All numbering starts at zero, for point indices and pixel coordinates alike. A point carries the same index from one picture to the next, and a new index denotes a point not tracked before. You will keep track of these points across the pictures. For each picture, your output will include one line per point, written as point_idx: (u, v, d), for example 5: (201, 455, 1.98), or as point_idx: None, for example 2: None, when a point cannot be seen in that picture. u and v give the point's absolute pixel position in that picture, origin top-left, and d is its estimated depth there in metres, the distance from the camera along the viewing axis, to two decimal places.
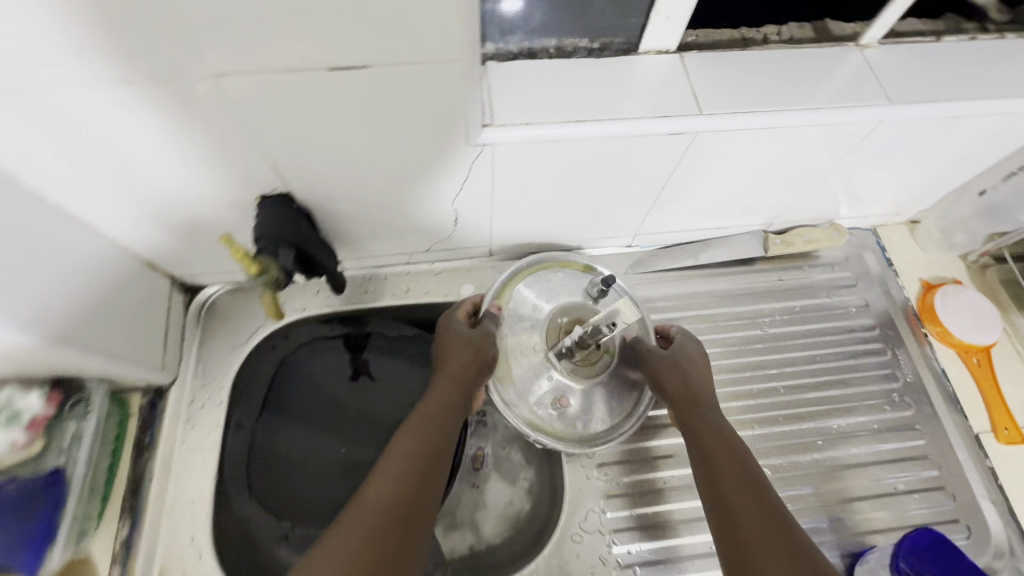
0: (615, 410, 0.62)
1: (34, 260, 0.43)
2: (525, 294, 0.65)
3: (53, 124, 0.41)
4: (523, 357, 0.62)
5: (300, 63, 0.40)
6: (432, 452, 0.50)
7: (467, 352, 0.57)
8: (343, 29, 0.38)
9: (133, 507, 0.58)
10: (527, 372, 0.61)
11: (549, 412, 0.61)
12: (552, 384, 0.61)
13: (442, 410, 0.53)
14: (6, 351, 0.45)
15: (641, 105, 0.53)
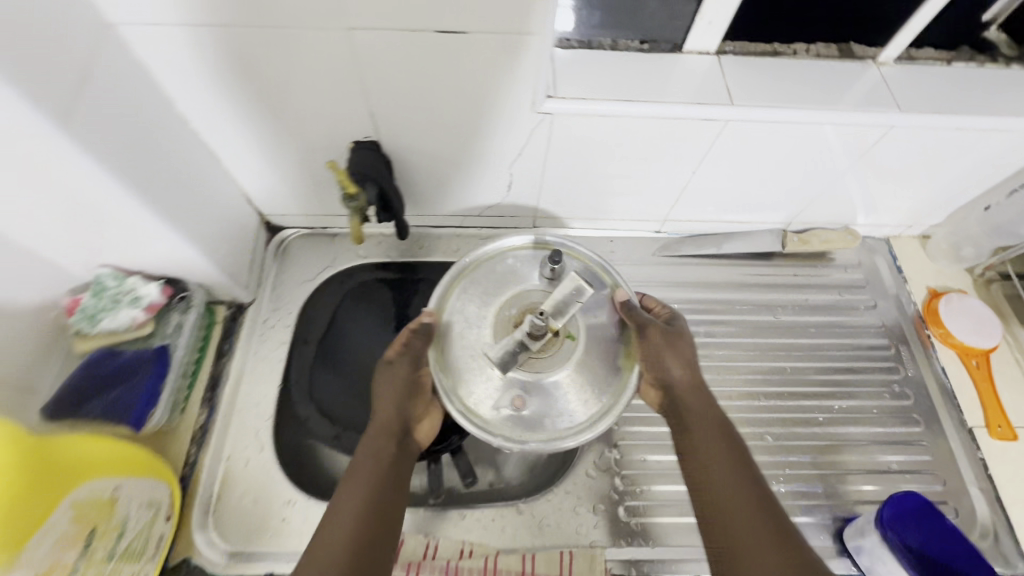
0: (590, 403, 0.55)
1: (169, 164, 0.55)
2: (471, 292, 0.60)
3: (214, 58, 0.52)
4: (472, 363, 0.56)
5: (412, 25, 0.50)
6: (376, 497, 0.52)
7: (398, 388, 0.58)
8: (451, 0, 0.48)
9: (210, 399, 0.68)
10: (476, 380, 0.55)
11: (506, 413, 0.54)
12: (504, 384, 0.55)
13: (381, 453, 0.55)
14: (139, 232, 0.55)
15: (682, 93, 0.62)
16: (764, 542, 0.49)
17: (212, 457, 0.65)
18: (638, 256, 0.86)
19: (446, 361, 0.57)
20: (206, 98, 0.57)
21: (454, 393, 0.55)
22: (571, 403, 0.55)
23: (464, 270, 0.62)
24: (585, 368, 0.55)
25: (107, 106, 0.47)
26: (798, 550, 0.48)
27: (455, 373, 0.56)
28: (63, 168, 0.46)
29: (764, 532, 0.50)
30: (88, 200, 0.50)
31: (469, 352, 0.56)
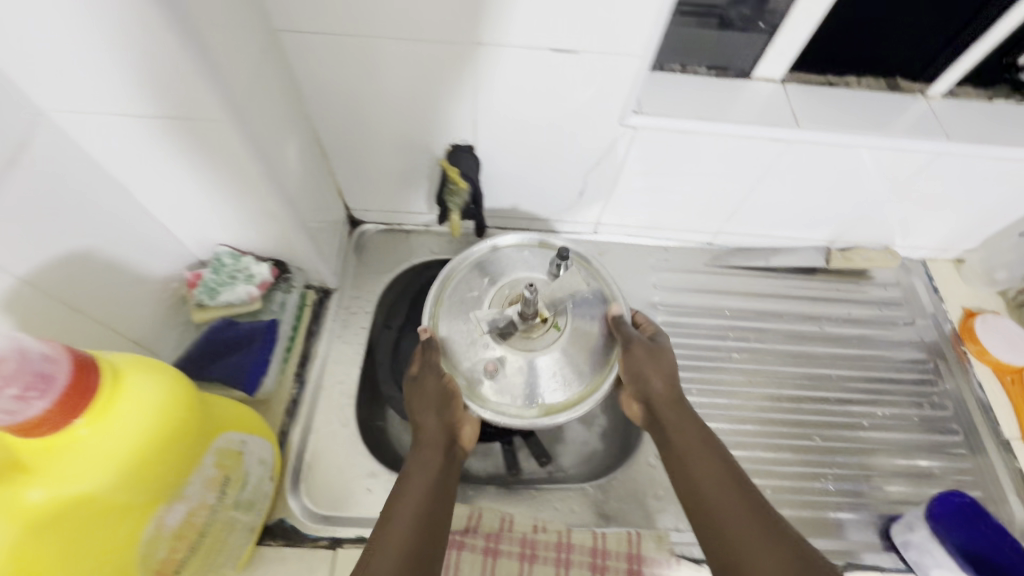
0: (557, 389, 0.65)
1: (294, 155, 0.61)
2: (481, 270, 0.72)
3: (348, 63, 0.59)
4: (465, 331, 0.67)
5: (529, 45, 0.56)
6: (431, 498, 0.58)
7: (431, 400, 0.64)
8: (569, 25, 0.54)
9: (300, 375, 0.73)
10: (466, 345, 0.66)
11: (480, 377, 0.65)
12: (489, 353, 0.65)
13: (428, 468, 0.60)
14: (265, 216, 0.61)
15: (753, 115, 0.69)
16: (748, 529, 0.53)
17: (302, 429, 0.70)
18: (691, 265, 0.91)
19: (445, 325, 0.68)
20: (330, 98, 0.63)
21: (449, 356, 0.67)
22: (539, 387, 0.65)
23: (472, 255, 0.73)
24: (559, 360, 0.65)
25: (267, 103, 0.54)
26: (780, 530, 0.53)
27: (450, 335, 0.67)
28: (227, 156, 0.52)
29: (745, 519, 0.54)
30: (234, 184, 0.55)
31: (466, 322, 0.68)
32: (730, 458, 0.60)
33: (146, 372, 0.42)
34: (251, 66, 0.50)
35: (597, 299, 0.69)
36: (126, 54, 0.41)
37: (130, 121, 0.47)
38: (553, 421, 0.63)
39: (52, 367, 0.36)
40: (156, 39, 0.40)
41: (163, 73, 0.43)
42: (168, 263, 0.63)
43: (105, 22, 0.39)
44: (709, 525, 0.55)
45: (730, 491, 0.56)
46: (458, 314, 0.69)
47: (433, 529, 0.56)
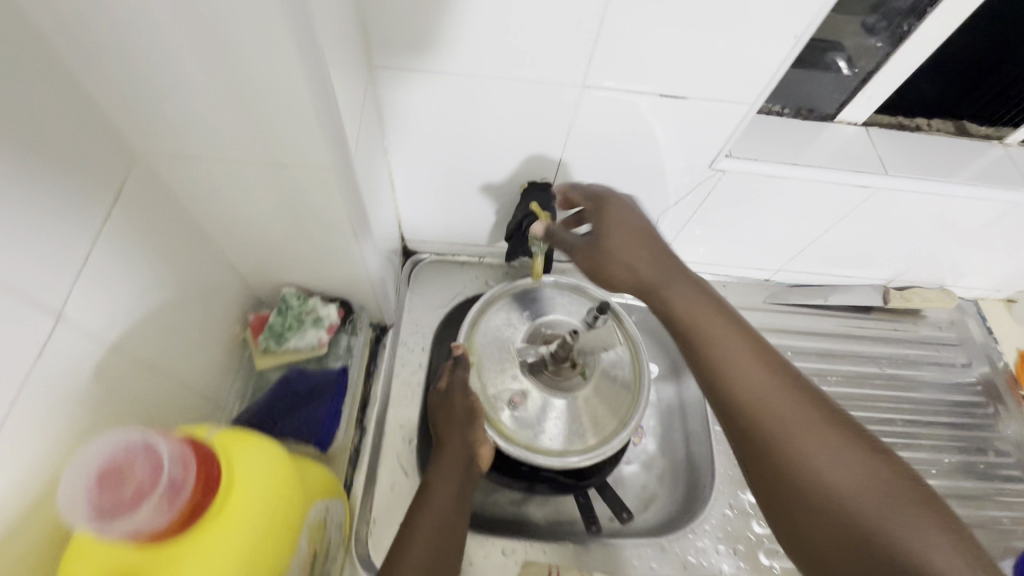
0: (570, 435, 0.66)
1: (372, 194, 0.57)
2: (518, 306, 0.75)
3: (444, 99, 0.56)
4: (500, 360, 0.70)
5: (640, 89, 0.53)
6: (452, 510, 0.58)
7: (458, 418, 0.65)
8: (687, 72, 0.52)
9: (360, 421, 0.69)
10: (497, 371, 0.69)
11: (503, 406, 0.67)
12: (516, 385, 0.68)
13: (450, 476, 0.61)
14: (346, 257, 0.57)
15: (838, 161, 0.67)
16: (801, 424, 0.45)
17: (364, 481, 0.66)
18: (749, 302, 0.89)
19: (481, 350, 0.71)
20: (412, 129, 0.60)
21: (478, 379, 0.69)
22: (551, 428, 0.67)
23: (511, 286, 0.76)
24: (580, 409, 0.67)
25: (362, 141, 0.50)
26: (832, 409, 0.46)
27: (484, 360, 0.70)
28: (326, 204, 0.48)
29: (801, 414, 0.46)
30: (320, 227, 0.52)
31: (501, 353, 0.71)
32: (769, 344, 0.52)
33: (253, 436, 0.43)
34: (354, 107, 0.47)
35: (623, 359, 0.71)
36: (246, 103, 0.38)
37: (228, 166, 0.44)
38: (555, 461, 0.64)
39: (180, 472, 0.35)
40: (285, 91, 0.37)
41: (279, 124, 0.39)
42: (230, 303, 0.59)
43: (230, 70, 0.35)
44: (754, 421, 0.47)
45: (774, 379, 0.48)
46: (495, 341, 0.71)
47: (450, 540, 0.56)
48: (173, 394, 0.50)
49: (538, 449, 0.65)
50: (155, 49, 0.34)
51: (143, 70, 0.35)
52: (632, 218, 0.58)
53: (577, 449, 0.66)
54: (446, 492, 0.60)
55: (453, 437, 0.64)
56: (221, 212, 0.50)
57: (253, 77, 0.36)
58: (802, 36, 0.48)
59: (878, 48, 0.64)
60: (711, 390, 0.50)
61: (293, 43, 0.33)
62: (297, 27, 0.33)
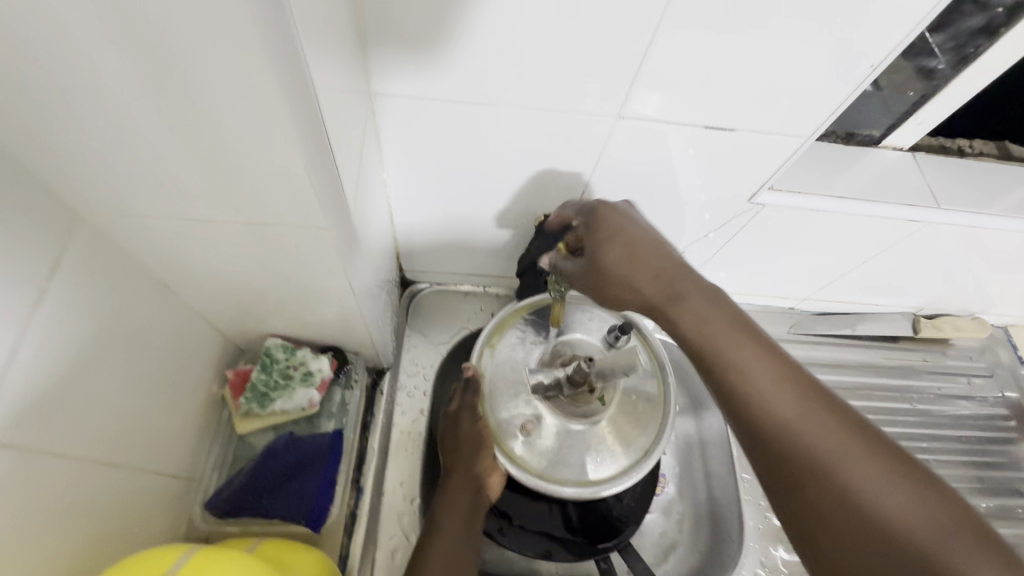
0: (588, 465, 0.56)
1: (370, 234, 0.49)
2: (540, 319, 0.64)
3: (459, 126, 0.49)
4: (511, 379, 0.60)
5: (685, 120, 0.48)
6: (461, 546, 0.53)
7: (466, 445, 0.60)
8: (740, 104, 0.46)
9: (356, 481, 0.61)
10: (508, 392, 0.59)
11: (513, 430, 0.57)
12: (528, 408, 0.58)
13: (457, 505, 0.57)
14: (344, 303, 0.50)
15: (887, 192, 0.61)
16: (784, 405, 0.35)
17: (363, 549, 0.58)
18: (772, 332, 0.84)
19: (490, 368, 0.60)
20: (417, 155, 0.52)
21: (488, 402, 0.59)
22: (566, 458, 0.56)
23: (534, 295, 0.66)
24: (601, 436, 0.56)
25: (360, 181, 0.42)
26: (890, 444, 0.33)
27: (493, 378, 0.60)
28: (312, 257, 0.42)
29: (806, 419, 0.34)
30: (310, 276, 0.45)
31: (513, 371, 0.60)
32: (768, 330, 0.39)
33: (226, 554, 0.37)
34: (355, 148, 0.40)
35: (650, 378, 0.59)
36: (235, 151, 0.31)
37: (194, 225, 0.38)
38: (569, 493, 0.54)
39: None
40: (263, 149, 0.31)
41: (259, 181, 0.33)
42: (202, 360, 0.53)
43: (197, 124, 0.29)
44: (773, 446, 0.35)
45: (773, 374, 0.37)
46: (508, 358, 0.61)
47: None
48: (129, 479, 0.43)
49: (553, 480, 0.55)
50: (107, 105, 0.28)
51: (95, 125, 0.29)
52: (631, 226, 0.46)
53: (596, 481, 0.55)
54: (455, 525, 0.55)
55: (461, 464, 0.59)
56: (184, 267, 0.44)
57: (231, 132, 0.30)
58: (875, 68, 0.43)
59: (937, 72, 0.57)
60: (725, 399, 0.38)
61: (282, 96, 0.28)
62: (287, 77, 0.27)
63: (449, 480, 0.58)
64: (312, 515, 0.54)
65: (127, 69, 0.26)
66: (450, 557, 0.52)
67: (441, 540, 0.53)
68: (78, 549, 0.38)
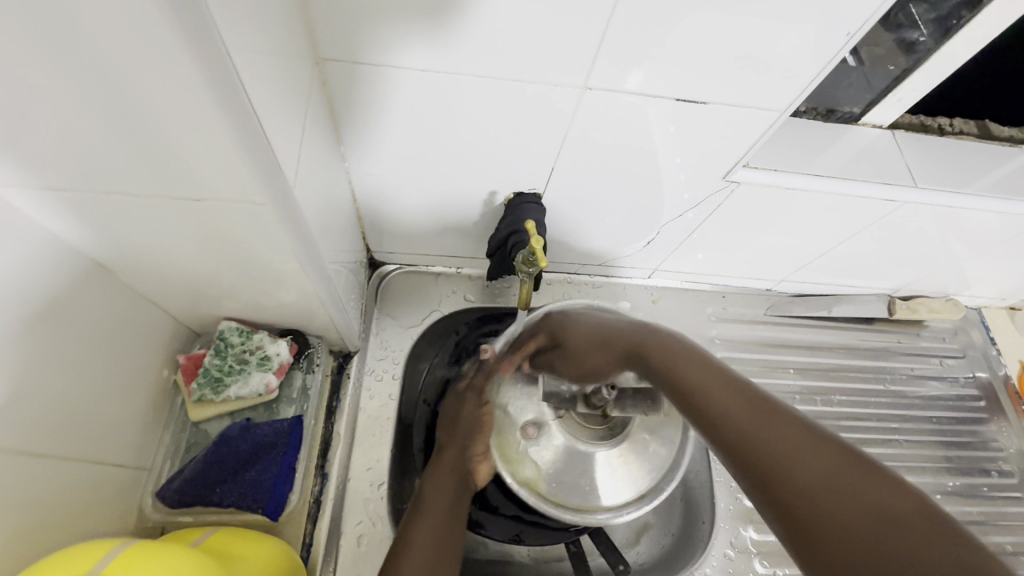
0: (583, 490, 0.57)
1: (324, 212, 0.46)
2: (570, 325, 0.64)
3: (419, 97, 0.46)
4: (526, 382, 0.62)
5: (656, 92, 0.46)
6: (445, 525, 0.52)
7: (463, 426, 0.59)
8: (713, 75, 0.44)
9: (321, 467, 0.58)
10: (521, 393, 0.61)
11: (516, 433, 0.59)
12: (535, 413, 0.60)
13: (446, 485, 0.55)
14: (300, 285, 0.48)
15: (865, 171, 0.60)
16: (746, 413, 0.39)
17: (328, 536, 0.56)
18: (749, 315, 0.83)
19: (511, 369, 0.62)
20: (378, 129, 0.50)
21: (501, 395, 0.61)
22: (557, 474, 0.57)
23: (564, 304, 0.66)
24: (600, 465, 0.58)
25: (307, 156, 0.40)
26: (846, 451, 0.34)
27: (511, 378, 0.62)
28: (255, 235, 0.39)
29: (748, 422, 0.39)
30: (257, 256, 0.42)
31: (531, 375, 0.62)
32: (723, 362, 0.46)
33: (165, 550, 0.34)
34: (296, 117, 0.37)
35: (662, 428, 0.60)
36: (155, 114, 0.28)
37: (118, 199, 0.35)
38: (544, 508, 0.55)
39: None
40: (177, 107, 0.28)
41: (180, 147, 0.31)
42: (149, 345, 0.50)
43: (100, 79, 0.27)
44: (758, 464, 0.36)
45: (774, 426, 0.38)
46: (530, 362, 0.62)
47: (444, 556, 0.49)
48: (63, 470, 0.41)
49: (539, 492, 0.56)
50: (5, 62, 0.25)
51: None
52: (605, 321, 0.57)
53: (580, 506, 0.56)
54: (442, 504, 0.53)
55: (454, 445, 0.58)
56: (118, 247, 0.41)
57: (138, 88, 0.27)
58: (853, 36, 0.41)
59: (918, 44, 0.56)
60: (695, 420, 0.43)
61: (180, 39, 0.25)
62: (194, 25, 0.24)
63: (439, 460, 0.57)
64: (269, 502, 0.52)
65: (9, 14, 0.23)
66: (434, 533, 0.50)
67: (428, 517, 0.52)
68: (3, 542, 0.35)
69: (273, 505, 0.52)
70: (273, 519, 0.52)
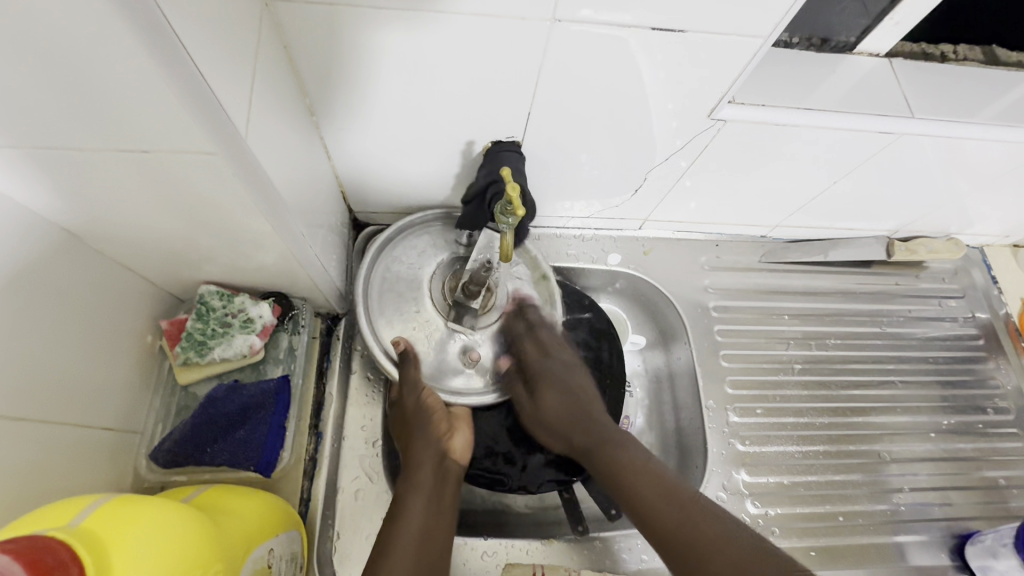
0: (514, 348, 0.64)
1: (291, 169, 0.45)
2: (415, 244, 0.65)
3: (383, 41, 0.44)
4: (407, 317, 0.62)
5: (634, 21, 0.43)
6: (429, 523, 0.52)
7: (414, 419, 0.57)
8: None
9: (315, 426, 0.59)
10: (426, 337, 0.61)
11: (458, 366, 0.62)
12: (458, 341, 0.62)
13: (422, 478, 0.55)
14: (275, 246, 0.47)
15: (860, 101, 0.57)
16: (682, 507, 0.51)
17: (326, 491, 0.58)
18: (743, 262, 0.82)
19: (399, 327, 0.61)
20: (343, 78, 0.48)
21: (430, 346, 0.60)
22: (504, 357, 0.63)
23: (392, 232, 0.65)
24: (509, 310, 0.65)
25: (261, 106, 0.38)
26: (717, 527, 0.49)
27: (410, 333, 0.61)
28: (217, 194, 0.38)
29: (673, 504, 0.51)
30: (223, 215, 0.41)
31: (400, 295, 0.63)
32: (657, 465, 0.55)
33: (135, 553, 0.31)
34: (245, 62, 0.35)
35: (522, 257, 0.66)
36: (84, 58, 0.27)
37: (68, 159, 0.34)
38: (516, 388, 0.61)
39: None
40: (100, 49, 0.26)
41: (116, 94, 0.29)
42: (129, 311, 0.50)
43: (9, 18, 0.25)
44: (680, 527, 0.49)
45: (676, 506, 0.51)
46: (390, 292, 0.63)
47: (432, 553, 0.51)
48: (48, 434, 0.41)
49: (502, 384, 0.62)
50: None
51: None
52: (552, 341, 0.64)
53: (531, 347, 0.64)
54: (421, 505, 0.53)
55: (418, 444, 0.56)
56: (77, 210, 0.39)
57: (55, 29, 0.25)
58: None
59: None
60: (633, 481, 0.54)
61: None
62: None
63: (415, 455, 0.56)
64: (262, 458, 0.53)
65: None
66: (419, 538, 0.50)
67: (411, 518, 0.52)
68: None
69: (265, 461, 0.53)
70: (266, 474, 0.53)
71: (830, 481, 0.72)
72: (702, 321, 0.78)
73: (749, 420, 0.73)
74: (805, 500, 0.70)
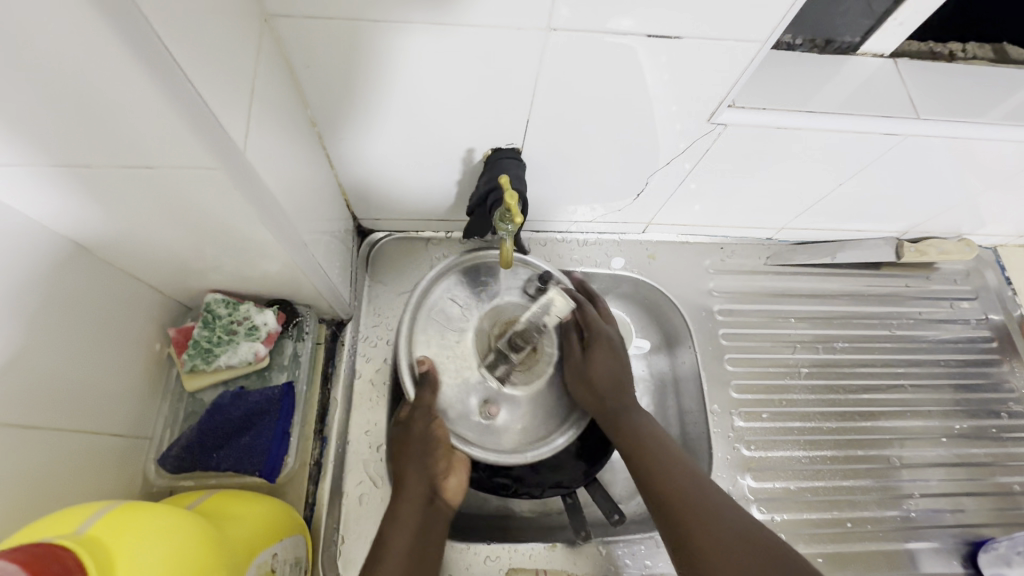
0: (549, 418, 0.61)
1: (293, 181, 0.46)
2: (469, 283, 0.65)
3: (381, 52, 0.44)
4: (444, 344, 0.61)
5: (629, 29, 0.43)
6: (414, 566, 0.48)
7: (417, 448, 0.55)
8: (687, 7, 0.41)
9: (320, 431, 0.60)
10: (455, 375, 0.60)
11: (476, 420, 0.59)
12: (482, 391, 0.60)
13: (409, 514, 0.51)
14: (278, 256, 0.48)
15: (864, 102, 0.56)
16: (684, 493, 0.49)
17: (330, 495, 0.59)
18: (749, 265, 0.81)
19: (433, 350, 0.60)
20: (343, 90, 0.48)
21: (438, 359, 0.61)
22: (539, 411, 0.61)
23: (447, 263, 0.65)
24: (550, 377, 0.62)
25: (259, 118, 0.39)
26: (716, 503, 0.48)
27: (442, 360, 0.60)
28: (219, 208, 0.39)
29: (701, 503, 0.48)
30: (227, 228, 0.42)
31: (445, 329, 0.62)
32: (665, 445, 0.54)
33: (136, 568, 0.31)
34: (242, 77, 0.36)
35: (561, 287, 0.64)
36: (83, 80, 0.27)
37: (74, 177, 0.35)
38: (549, 450, 0.58)
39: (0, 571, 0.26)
40: (95, 70, 0.27)
41: (116, 111, 0.30)
42: (138, 321, 0.51)
43: (11, 47, 0.25)
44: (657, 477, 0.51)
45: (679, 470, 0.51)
46: (435, 320, 0.62)
47: None
48: (61, 441, 0.43)
49: (523, 449, 0.59)
50: None
51: None
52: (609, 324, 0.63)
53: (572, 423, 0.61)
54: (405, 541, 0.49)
55: (410, 475, 0.53)
56: (85, 225, 0.40)
57: (53, 50, 0.26)
58: None
59: None
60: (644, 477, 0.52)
61: None
62: None
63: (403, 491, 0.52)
64: (267, 464, 0.54)
65: None
66: None
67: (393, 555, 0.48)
68: (8, 516, 0.37)
69: (270, 467, 0.55)
70: (271, 478, 0.55)
71: (838, 486, 0.71)
72: (706, 326, 0.77)
73: (755, 425, 0.73)
74: (811, 505, 0.70)
